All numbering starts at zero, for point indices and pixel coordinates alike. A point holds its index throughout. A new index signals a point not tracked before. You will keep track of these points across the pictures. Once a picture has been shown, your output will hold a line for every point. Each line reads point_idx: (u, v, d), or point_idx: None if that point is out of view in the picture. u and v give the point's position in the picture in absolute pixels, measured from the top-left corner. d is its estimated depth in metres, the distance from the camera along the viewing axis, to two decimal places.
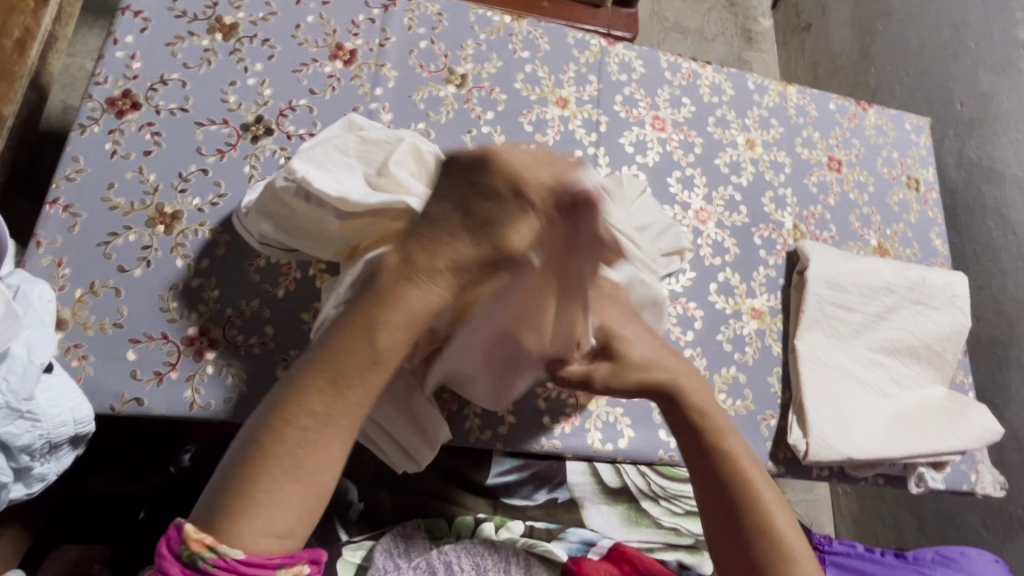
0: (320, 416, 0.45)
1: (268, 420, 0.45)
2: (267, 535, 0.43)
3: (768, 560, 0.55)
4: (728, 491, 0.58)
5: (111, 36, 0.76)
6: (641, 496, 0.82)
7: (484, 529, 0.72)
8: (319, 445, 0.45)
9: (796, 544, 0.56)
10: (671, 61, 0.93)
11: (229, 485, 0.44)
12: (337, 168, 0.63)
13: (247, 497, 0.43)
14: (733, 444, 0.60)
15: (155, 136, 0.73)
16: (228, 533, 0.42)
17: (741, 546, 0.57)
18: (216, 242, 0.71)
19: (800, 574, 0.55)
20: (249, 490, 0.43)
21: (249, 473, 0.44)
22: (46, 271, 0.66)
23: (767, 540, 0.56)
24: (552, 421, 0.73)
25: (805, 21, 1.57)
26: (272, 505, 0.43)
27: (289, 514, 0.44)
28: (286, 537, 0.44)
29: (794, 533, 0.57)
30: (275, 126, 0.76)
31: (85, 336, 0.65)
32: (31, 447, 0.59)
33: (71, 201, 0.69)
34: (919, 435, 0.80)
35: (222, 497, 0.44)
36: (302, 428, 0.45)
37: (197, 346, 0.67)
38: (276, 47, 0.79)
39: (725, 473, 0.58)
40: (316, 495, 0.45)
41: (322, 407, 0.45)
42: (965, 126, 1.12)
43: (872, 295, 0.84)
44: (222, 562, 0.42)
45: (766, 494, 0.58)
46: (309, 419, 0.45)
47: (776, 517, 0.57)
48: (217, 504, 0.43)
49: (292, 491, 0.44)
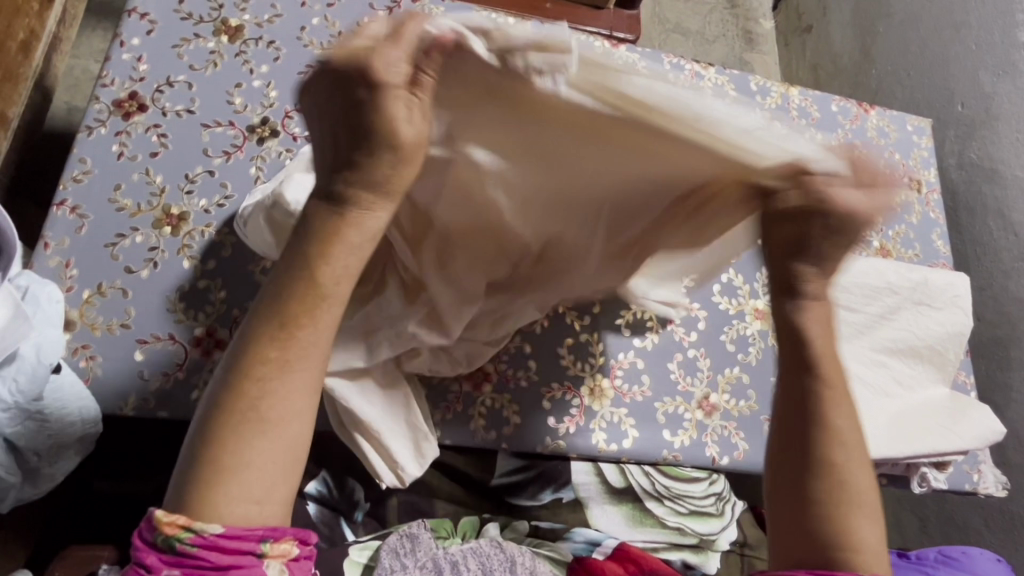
0: (278, 365, 0.39)
1: (229, 378, 0.39)
2: (245, 502, 0.37)
3: (823, 506, 0.48)
4: (808, 417, 0.51)
5: (117, 38, 0.76)
6: (645, 497, 0.81)
7: (489, 530, 0.73)
8: (286, 395, 0.39)
9: (863, 488, 0.49)
10: (674, 62, 0.94)
11: (198, 454, 0.37)
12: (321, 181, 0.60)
13: (217, 462, 0.37)
14: (832, 369, 0.52)
15: (161, 138, 0.73)
16: (202, 504, 0.36)
17: (795, 477, 0.50)
18: (223, 243, 0.71)
19: (853, 522, 0.48)
20: (217, 452, 0.37)
21: (216, 434, 0.37)
22: (53, 272, 0.67)
23: (831, 477, 0.49)
24: (557, 421, 0.74)
25: (806, 23, 1.58)
26: (247, 468, 0.37)
27: (264, 476, 0.38)
28: (266, 502, 0.38)
29: (865, 477, 0.50)
30: (280, 128, 0.77)
31: (92, 337, 0.65)
32: (38, 447, 0.60)
33: (78, 202, 0.69)
34: (923, 435, 0.80)
35: (190, 465, 0.37)
36: (264, 382, 0.39)
37: (204, 347, 0.67)
38: (281, 49, 0.80)
39: (814, 400, 0.51)
40: (292, 458, 0.39)
41: (278, 355, 0.39)
42: (966, 127, 1.12)
43: (874, 296, 0.85)
44: (201, 539, 0.36)
45: (847, 430, 0.51)
46: (266, 372, 0.39)
47: (844, 455, 0.50)
48: (185, 475, 0.37)
49: (265, 452, 0.38)
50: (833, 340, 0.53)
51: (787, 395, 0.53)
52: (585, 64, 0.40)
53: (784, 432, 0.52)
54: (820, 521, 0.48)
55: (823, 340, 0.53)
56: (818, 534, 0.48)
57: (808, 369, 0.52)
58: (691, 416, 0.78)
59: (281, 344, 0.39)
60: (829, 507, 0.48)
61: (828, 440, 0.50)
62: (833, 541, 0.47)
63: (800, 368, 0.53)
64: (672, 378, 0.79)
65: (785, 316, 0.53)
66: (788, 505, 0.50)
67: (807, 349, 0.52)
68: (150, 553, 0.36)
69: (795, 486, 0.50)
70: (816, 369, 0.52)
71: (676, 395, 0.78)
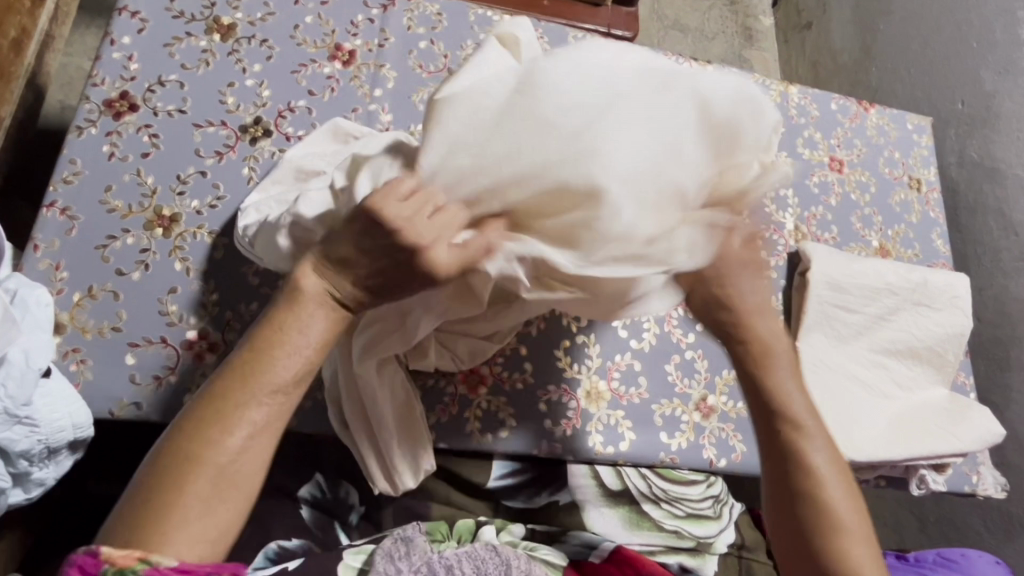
0: (238, 422, 0.45)
1: (190, 430, 0.44)
2: (197, 541, 0.43)
3: (811, 532, 0.55)
4: (784, 457, 0.56)
5: (108, 37, 0.75)
6: (642, 500, 0.80)
7: (484, 533, 0.72)
8: (249, 454, 0.45)
9: (847, 516, 0.55)
10: (672, 60, 0.93)
11: (152, 494, 0.43)
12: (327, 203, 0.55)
13: (170, 505, 0.42)
14: (794, 404, 0.57)
15: (153, 138, 0.72)
16: (155, 542, 0.41)
17: (790, 514, 0.56)
18: (215, 245, 0.70)
19: (847, 547, 0.54)
20: (176, 494, 0.43)
21: (174, 480, 0.43)
22: (44, 274, 0.66)
23: (815, 509, 0.55)
24: (554, 424, 0.73)
25: (806, 19, 1.57)
26: (202, 511, 0.43)
27: (217, 519, 0.44)
28: (215, 542, 0.44)
29: (846, 504, 0.55)
30: (274, 127, 0.76)
31: (83, 340, 0.65)
32: (30, 452, 0.59)
33: (69, 204, 0.68)
34: (921, 437, 0.80)
35: (143, 504, 0.43)
36: (222, 438, 0.44)
37: (196, 350, 0.67)
38: (274, 47, 0.79)
39: (785, 441, 0.57)
40: (237, 503, 0.44)
41: (237, 414, 0.45)
42: (967, 126, 1.11)
43: (874, 297, 0.84)
44: (154, 571, 0.40)
45: (822, 466, 0.56)
46: (224, 430, 0.44)
47: (828, 489, 0.55)
48: (143, 513, 0.42)
49: (216, 498, 0.44)
50: (797, 378, 0.58)
51: (766, 438, 0.58)
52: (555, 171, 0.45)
53: (772, 473, 0.57)
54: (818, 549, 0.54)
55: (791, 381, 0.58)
56: (819, 559, 0.54)
57: (775, 410, 0.57)
58: (688, 418, 0.77)
59: (239, 405, 0.45)
60: (823, 538, 0.54)
61: (807, 476, 0.56)
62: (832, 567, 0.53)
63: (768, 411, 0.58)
64: (669, 380, 0.78)
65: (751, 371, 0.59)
66: (790, 537, 0.56)
67: (766, 394, 0.58)
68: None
69: (790, 518, 0.56)
70: (783, 411, 0.57)
71: (673, 397, 0.77)
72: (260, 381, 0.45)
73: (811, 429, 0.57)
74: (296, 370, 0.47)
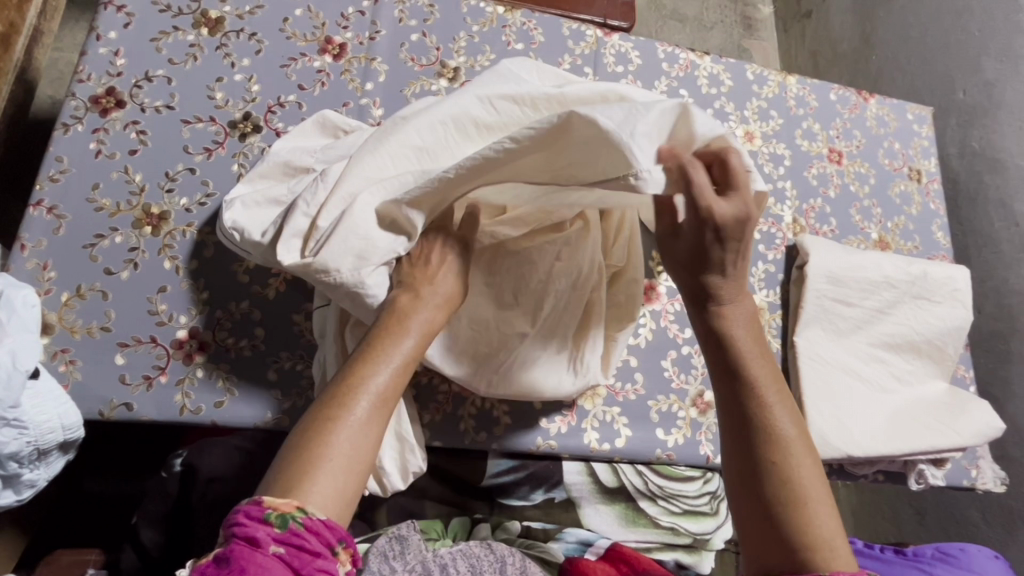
0: (365, 392, 0.46)
1: (326, 396, 0.46)
2: (331, 501, 0.41)
3: (782, 514, 0.47)
4: (751, 429, 0.51)
5: (94, 32, 0.74)
6: (638, 496, 0.80)
7: (480, 531, 0.74)
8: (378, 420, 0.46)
9: (810, 483, 0.48)
10: (668, 51, 0.91)
11: (299, 443, 0.43)
12: (307, 201, 0.58)
13: (314, 460, 0.42)
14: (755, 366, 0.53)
15: (140, 134, 0.71)
16: (304, 491, 0.40)
17: (755, 479, 0.49)
18: (205, 242, 0.70)
19: (814, 518, 0.47)
20: (316, 447, 0.42)
21: (315, 435, 0.43)
22: (31, 274, 0.65)
23: (784, 478, 0.48)
24: (549, 421, 0.73)
25: (805, 8, 1.55)
26: (337, 471, 0.42)
27: (344, 484, 0.42)
28: (345, 507, 0.42)
29: (811, 475, 0.49)
30: (263, 123, 0.75)
31: (72, 340, 0.64)
32: (18, 454, 0.58)
33: (56, 203, 0.68)
34: (919, 432, 0.79)
35: (285, 457, 0.42)
36: (351, 406, 0.45)
37: (186, 350, 0.66)
38: (263, 41, 0.78)
39: (750, 401, 0.51)
40: (360, 471, 0.43)
41: (362, 386, 0.46)
42: (968, 116, 1.10)
43: (872, 289, 0.83)
44: (310, 520, 0.39)
45: (790, 435, 0.50)
46: (360, 392, 0.46)
47: (796, 456, 0.49)
48: (284, 468, 0.41)
49: (348, 466, 0.43)
50: (757, 343, 0.55)
51: (725, 403, 0.53)
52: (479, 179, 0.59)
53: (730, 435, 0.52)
54: (787, 522, 0.47)
55: (748, 345, 0.55)
56: (785, 537, 0.47)
57: (737, 375, 0.53)
58: (685, 414, 0.76)
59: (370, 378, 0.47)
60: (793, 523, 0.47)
61: (772, 445, 0.50)
62: (800, 541, 0.46)
63: (731, 378, 0.53)
64: (666, 375, 0.77)
65: (705, 327, 0.56)
66: (749, 509, 0.49)
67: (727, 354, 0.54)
68: (260, 529, 0.38)
69: (750, 487, 0.49)
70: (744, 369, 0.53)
71: (670, 393, 0.77)
72: (380, 363, 0.48)
73: (772, 392, 0.52)
74: (410, 351, 0.51)
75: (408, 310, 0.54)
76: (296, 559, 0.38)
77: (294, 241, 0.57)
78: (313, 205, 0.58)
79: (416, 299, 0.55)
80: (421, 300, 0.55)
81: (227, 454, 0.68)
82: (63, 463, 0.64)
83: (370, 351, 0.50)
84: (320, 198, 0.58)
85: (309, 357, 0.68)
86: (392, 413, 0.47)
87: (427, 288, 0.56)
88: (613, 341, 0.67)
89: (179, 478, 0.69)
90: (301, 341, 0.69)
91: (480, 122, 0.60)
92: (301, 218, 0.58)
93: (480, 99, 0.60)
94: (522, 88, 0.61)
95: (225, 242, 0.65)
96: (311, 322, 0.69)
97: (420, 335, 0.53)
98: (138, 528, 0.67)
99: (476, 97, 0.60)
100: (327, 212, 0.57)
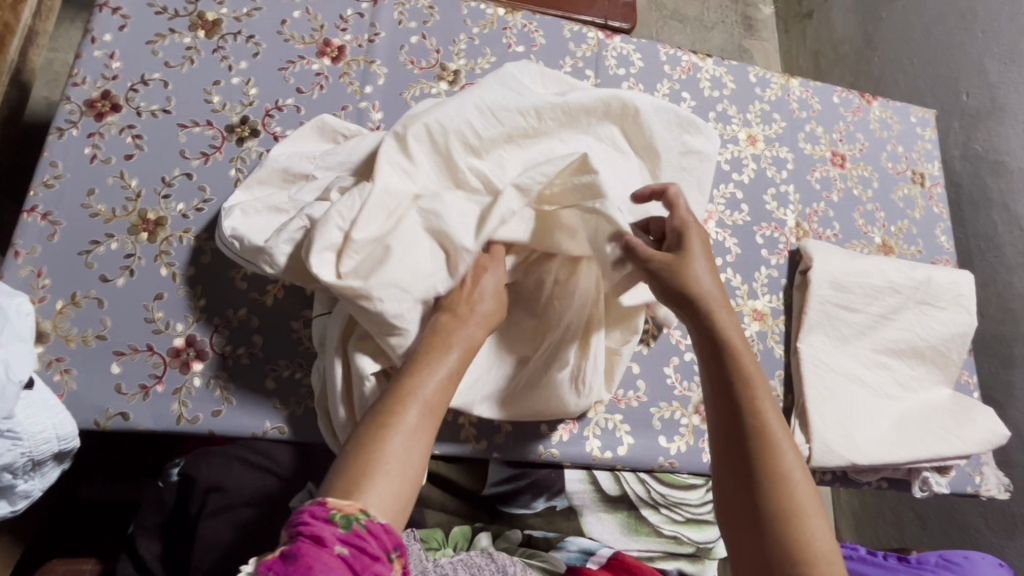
0: (414, 400, 0.48)
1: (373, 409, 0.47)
2: (388, 509, 0.41)
3: (774, 524, 0.48)
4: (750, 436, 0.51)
5: (89, 34, 0.73)
6: (640, 504, 0.80)
7: (480, 540, 0.72)
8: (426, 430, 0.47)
9: (804, 496, 0.49)
10: (671, 54, 0.90)
11: (352, 456, 0.44)
12: (341, 210, 0.56)
13: (374, 461, 0.43)
14: (754, 374, 0.53)
15: (136, 139, 0.70)
16: (364, 498, 0.41)
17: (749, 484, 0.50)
18: (202, 249, 0.69)
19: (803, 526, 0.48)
20: (373, 450, 0.43)
21: (374, 437, 0.44)
22: (25, 281, 0.64)
23: (784, 487, 0.49)
24: (551, 429, 0.72)
25: (807, 8, 1.54)
26: (392, 479, 0.43)
27: (399, 492, 0.43)
28: (400, 514, 0.42)
29: (805, 489, 0.50)
30: (260, 127, 0.74)
31: (67, 349, 0.63)
32: (13, 465, 0.57)
33: (50, 208, 0.66)
34: (924, 439, 0.78)
35: (346, 459, 0.43)
36: (404, 411, 0.46)
37: (184, 358, 0.65)
38: (261, 44, 0.77)
39: (745, 405, 0.52)
40: (415, 479, 0.44)
41: (414, 392, 0.48)
42: (971, 118, 1.09)
43: (876, 295, 0.82)
44: (373, 523, 0.39)
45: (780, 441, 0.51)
46: (412, 400, 0.48)
47: (789, 467, 0.50)
48: (344, 468, 0.43)
49: (405, 468, 0.44)
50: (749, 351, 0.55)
51: (720, 405, 0.53)
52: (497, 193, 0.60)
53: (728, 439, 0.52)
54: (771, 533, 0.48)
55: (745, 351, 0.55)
56: (775, 545, 0.47)
57: (734, 377, 0.53)
58: (688, 422, 0.76)
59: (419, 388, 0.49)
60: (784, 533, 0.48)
61: (765, 450, 0.51)
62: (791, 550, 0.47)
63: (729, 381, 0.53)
64: (668, 382, 0.77)
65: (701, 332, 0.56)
66: (743, 514, 0.50)
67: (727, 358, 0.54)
68: (326, 527, 0.38)
69: (744, 490, 0.50)
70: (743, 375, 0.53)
71: (672, 400, 0.76)
72: (425, 375, 0.50)
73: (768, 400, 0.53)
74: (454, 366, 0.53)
75: (452, 328, 0.55)
76: (357, 560, 0.37)
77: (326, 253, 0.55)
78: (347, 218, 0.56)
79: (457, 319, 0.56)
80: (463, 318, 0.56)
81: (226, 463, 0.67)
82: (59, 473, 0.63)
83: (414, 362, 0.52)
84: (349, 207, 0.57)
85: (308, 365, 0.68)
86: (439, 422, 0.49)
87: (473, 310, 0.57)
88: (617, 355, 0.67)
89: (176, 488, 0.68)
90: (299, 349, 0.68)
91: (483, 135, 0.61)
92: (333, 230, 0.56)
93: (483, 111, 0.61)
94: (523, 98, 0.62)
95: (228, 250, 0.63)
96: (310, 330, 0.69)
97: (464, 348, 0.54)
98: (134, 538, 0.66)
99: (477, 107, 0.61)
100: (364, 225, 0.56)
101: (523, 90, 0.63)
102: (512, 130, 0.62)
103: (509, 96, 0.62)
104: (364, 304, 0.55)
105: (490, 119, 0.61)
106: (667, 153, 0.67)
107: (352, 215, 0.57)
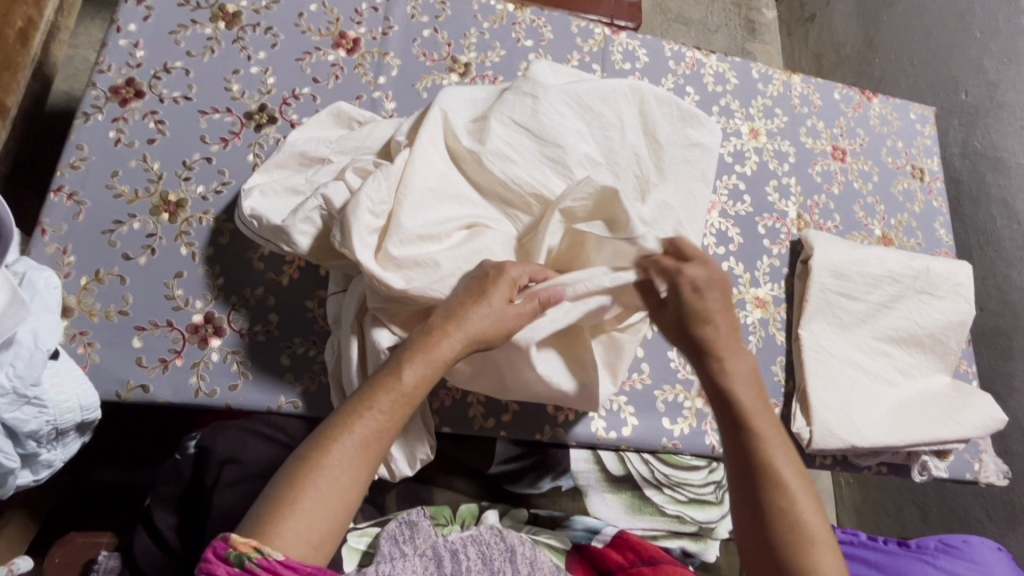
0: (349, 435, 0.48)
1: (316, 436, 0.49)
2: (303, 542, 0.44)
3: (782, 541, 0.52)
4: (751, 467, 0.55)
5: (114, 24, 0.76)
6: (644, 484, 0.81)
7: (489, 516, 0.73)
8: (356, 465, 0.48)
9: (808, 516, 0.53)
10: (675, 50, 0.93)
11: (275, 493, 0.46)
12: (379, 198, 0.59)
13: (289, 505, 0.45)
14: (755, 413, 0.57)
15: (158, 124, 0.73)
16: (271, 534, 0.44)
17: (757, 518, 0.54)
18: (221, 229, 0.71)
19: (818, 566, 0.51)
20: (288, 497, 0.45)
21: (293, 482, 0.46)
22: (51, 258, 0.67)
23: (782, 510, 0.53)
24: (557, 410, 0.73)
25: (810, 12, 1.57)
26: (311, 513, 0.45)
27: (324, 522, 0.46)
28: (318, 547, 0.45)
29: (806, 507, 0.53)
30: (278, 115, 0.76)
31: (90, 323, 0.65)
32: (37, 433, 0.59)
33: (76, 189, 0.69)
34: (924, 424, 0.80)
35: (268, 502, 0.46)
36: (333, 450, 0.47)
37: (202, 334, 0.67)
38: (279, 35, 0.79)
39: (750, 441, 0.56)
40: (336, 515, 0.46)
41: (350, 428, 0.48)
42: (970, 116, 1.11)
43: (875, 284, 0.84)
44: (266, 561, 0.42)
45: (794, 485, 0.54)
46: (340, 439, 0.48)
47: (791, 493, 0.54)
48: (258, 513, 0.45)
49: (325, 505, 0.46)
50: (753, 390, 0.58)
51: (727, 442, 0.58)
52: (535, 191, 0.64)
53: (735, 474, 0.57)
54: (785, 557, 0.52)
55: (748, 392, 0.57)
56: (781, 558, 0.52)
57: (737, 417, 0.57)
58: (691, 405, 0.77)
59: (352, 425, 0.49)
60: (786, 547, 0.52)
61: (772, 487, 0.54)
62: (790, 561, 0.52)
63: (732, 426, 0.57)
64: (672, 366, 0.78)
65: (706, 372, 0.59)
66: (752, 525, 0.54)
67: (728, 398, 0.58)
68: (221, 565, 0.42)
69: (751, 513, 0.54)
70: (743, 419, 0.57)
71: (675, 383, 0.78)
72: (370, 407, 0.50)
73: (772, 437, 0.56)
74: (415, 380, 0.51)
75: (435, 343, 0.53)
76: None
77: (358, 235, 0.57)
78: (377, 201, 0.59)
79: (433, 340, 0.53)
80: (444, 339, 0.53)
81: (241, 438, 0.67)
82: (79, 445, 0.65)
83: (378, 387, 0.51)
84: (383, 194, 0.59)
85: (322, 343, 0.70)
86: (377, 454, 0.49)
87: (432, 325, 0.54)
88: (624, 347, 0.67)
89: (193, 461, 0.69)
90: (314, 327, 0.70)
91: (504, 134, 0.65)
92: (366, 214, 0.58)
93: (502, 117, 0.66)
94: (535, 101, 0.67)
95: (246, 230, 0.65)
96: (324, 309, 0.71)
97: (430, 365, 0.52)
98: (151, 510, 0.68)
99: (498, 113, 0.66)
100: (407, 212, 0.60)
101: (539, 91, 0.68)
102: (530, 125, 0.66)
103: (525, 99, 0.67)
104: (376, 278, 0.57)
105: (513, 124, 0.66)
106: (670, 144, 0.71)
107: (380, 198, 0.59)
